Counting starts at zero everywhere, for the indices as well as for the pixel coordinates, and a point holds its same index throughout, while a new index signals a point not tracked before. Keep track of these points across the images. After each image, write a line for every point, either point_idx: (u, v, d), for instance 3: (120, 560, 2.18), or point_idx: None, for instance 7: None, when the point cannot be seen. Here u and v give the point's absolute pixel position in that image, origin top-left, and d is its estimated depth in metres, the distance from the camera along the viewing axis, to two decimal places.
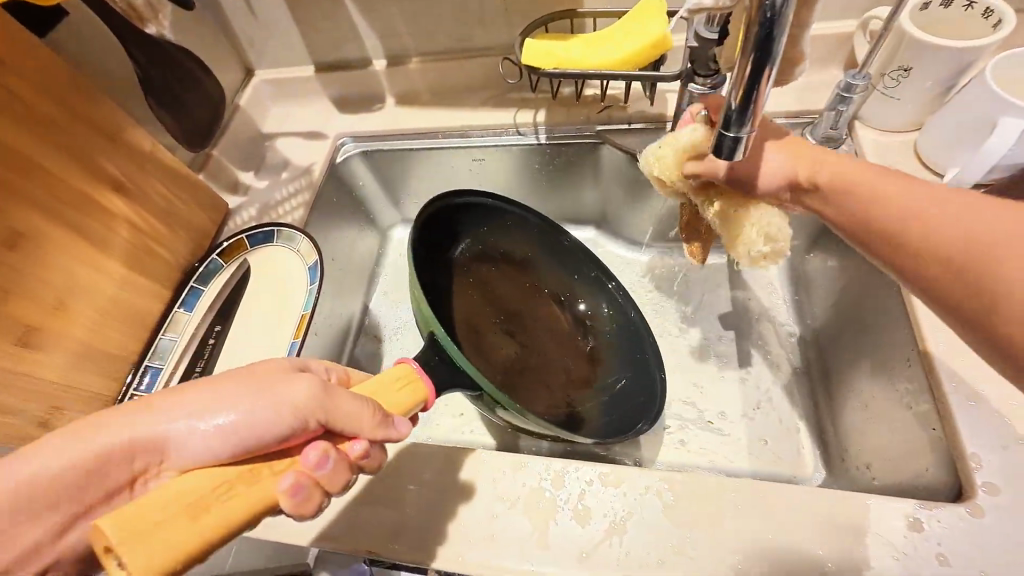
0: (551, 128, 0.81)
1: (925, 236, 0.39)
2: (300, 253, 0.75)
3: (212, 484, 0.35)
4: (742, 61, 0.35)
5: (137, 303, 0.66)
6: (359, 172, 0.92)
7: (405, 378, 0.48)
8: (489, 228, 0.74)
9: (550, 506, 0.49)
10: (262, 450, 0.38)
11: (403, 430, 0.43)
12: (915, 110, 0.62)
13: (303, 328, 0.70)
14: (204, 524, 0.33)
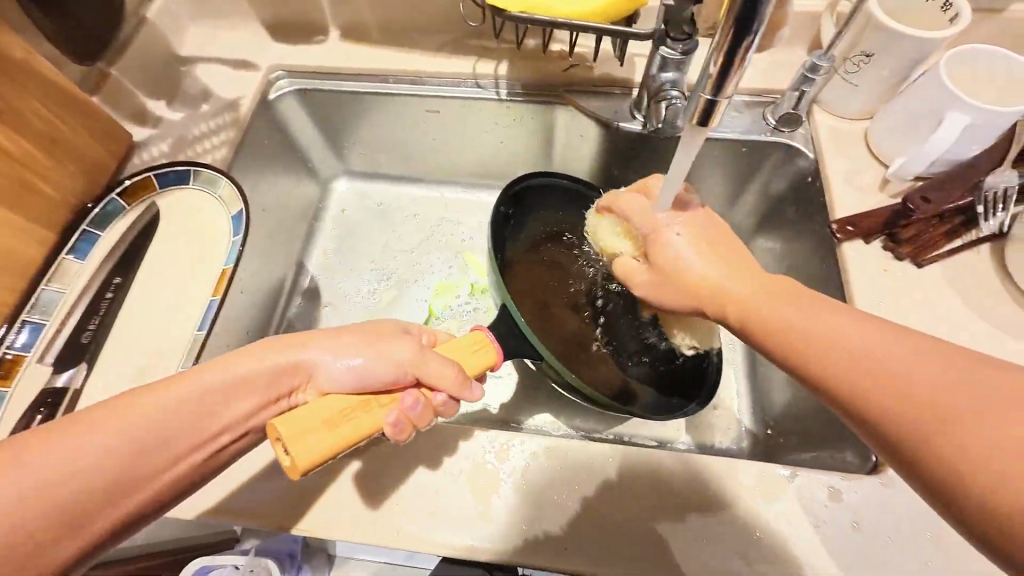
0: (512, 83, 0.75)
1: (833, 345, 0.36)
2: (223, 199, 0.66)
3: (343, 406, 0.40)
4: (726, 13, 0.32)
5: (12, 247, 0.56)
6: (295, 112, 0.82)
7: (478, 342, 0.48)
8: (558, 206, 0.72)
9: (491, 479, 0.48)
10: (375, 387, 0.42)
11: (476, 393, 0.45)
12: (870, 98, 0.63)
13: (224, 285, 0.62)
14: (339, 435, 0.38)
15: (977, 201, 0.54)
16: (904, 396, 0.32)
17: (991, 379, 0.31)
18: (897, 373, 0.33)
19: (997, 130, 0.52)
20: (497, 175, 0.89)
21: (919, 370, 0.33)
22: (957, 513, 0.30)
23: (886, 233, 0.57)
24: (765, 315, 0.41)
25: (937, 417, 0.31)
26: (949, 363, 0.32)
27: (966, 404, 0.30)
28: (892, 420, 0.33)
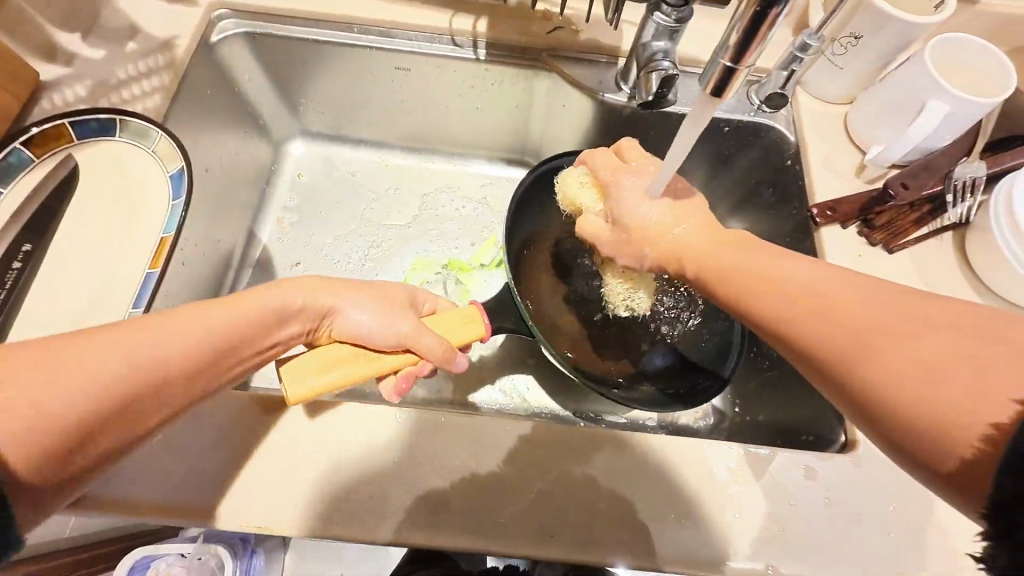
0: (492, 43, 0.69)
1: (782, 280, 0.39)
2: (158, 156, 0.57)
3: (336, 356, 0.44)
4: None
5: None
6: (244, 60, 0.72)
7: (469, 317, 0.49)
8: None
9: None
10: (369, 343, 0.45)
11: (459, 368, 0.48)
12: (852, 83, 0.63)
13: (165, 256, 0.52)
14: (328, 381, 0.43)
15: (947, 190, 0.56)
16: (841, 323, 0.35)
17: (915, 305, 0.34)
18: (838, 302, 0.36)
19: (971, 120, 0.53)
20: (470, 143, 0.83)
21: (858, 300, 0.35)
22: (913, 453, 0.31)
23: (860, 220, 0.58)
24: (725, 260, 0.43)
25: (867, 338, 0.34)
26: (884, 294, 0.35)
27: (891, 327, 0.33)
28: (829, 343, 0.35)
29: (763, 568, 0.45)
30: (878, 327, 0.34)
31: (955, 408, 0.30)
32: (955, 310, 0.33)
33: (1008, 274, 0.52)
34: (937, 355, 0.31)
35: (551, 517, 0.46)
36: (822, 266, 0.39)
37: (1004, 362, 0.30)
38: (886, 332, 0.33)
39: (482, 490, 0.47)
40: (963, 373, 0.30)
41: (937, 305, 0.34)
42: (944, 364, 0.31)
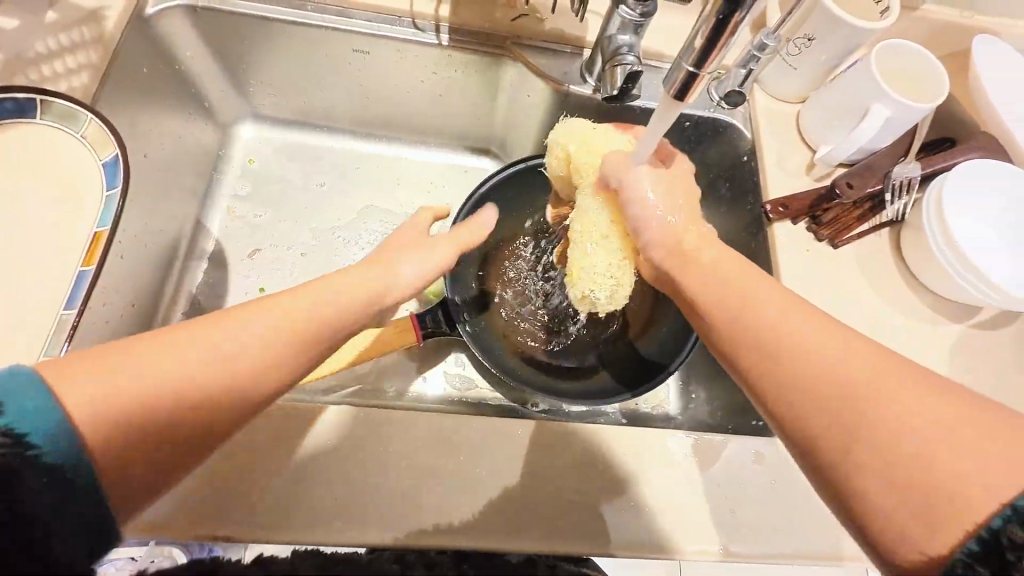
0: (455, 28, 0.67)
1: (776, 336, 0.38)
2: (87, 141, 0.51)
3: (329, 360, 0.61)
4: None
5: None
6: (184, 35, 0.66)
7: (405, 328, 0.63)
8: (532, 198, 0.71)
9: None
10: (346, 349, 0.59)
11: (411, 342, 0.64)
12: (804, 83, 0.65)
13: (99, 252, 0.47)
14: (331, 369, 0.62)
15: (887, 188, 0.60)
16: (830, 396, 0.35)
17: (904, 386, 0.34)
18: (829, 370, 0.35)
19: (910, 124, 0.57)
20: (433, 130, 0.81)
21: (849, 370, 0.35)
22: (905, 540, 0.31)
23: (810, 216, 0.61)
24: (721, 309, 0.41)
25: (851, 418, 0.34)
26: (878, 367, 0.35)
27: (879, 407, 0.33)
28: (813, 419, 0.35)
29: (715, 548, 0.47)
30: (862, 405, 0.34)
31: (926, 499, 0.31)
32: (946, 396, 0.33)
33: (936, 270, 0.57)
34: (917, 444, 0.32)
35: (515, 511, 0.47)
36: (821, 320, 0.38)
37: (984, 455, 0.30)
38: (866, 410, 0.33)
39: (447, 488, 0.47)
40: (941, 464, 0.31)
41: (918, 380, 0.34)
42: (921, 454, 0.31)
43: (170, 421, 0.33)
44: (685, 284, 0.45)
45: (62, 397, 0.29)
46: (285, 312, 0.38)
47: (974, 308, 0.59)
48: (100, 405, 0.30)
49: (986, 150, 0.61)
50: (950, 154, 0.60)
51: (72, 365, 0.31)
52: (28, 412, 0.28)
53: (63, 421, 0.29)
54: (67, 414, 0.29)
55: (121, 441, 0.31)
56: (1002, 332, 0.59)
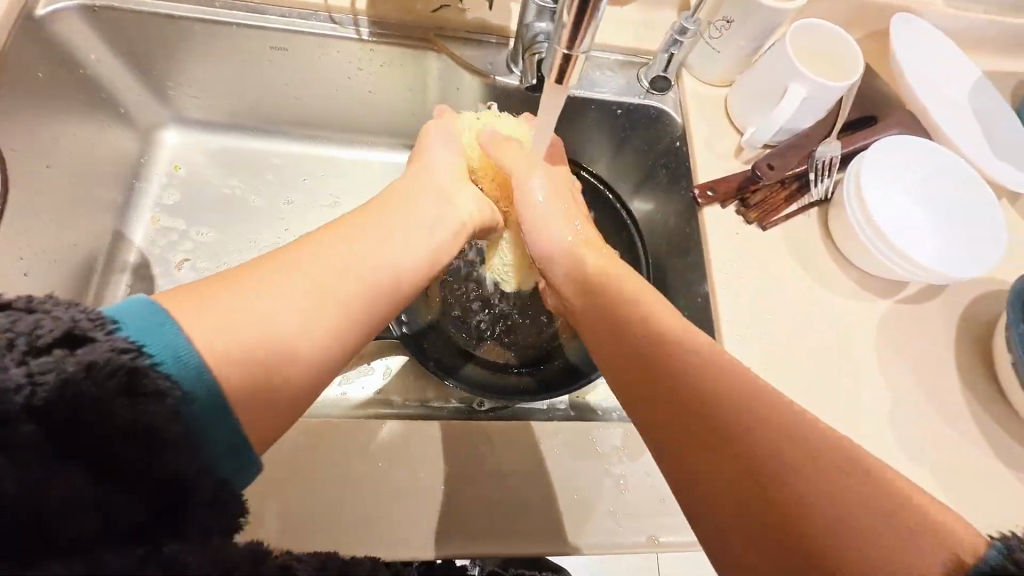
0: (374, 22, 0.65)
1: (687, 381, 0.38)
2: None
3: None
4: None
5: None
6: (86, 37, 0.63)
7: None
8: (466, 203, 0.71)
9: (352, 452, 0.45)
10: None
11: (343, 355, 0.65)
12: (729, 66, 0.65)
13: None
14: None
15: (810, 168, 0.60)
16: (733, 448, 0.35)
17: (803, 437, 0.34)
18: (737, 416, 0.36)
19: (826, 103, 0.57)
20: (364, 127, 0.79)
21: (755, 420, 0.35)
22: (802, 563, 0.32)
23: (738, 199, 0.61)
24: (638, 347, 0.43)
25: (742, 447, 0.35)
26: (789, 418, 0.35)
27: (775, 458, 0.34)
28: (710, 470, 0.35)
29: (645, 539, 0.47)
30: (756, 460, 0.34)
31: (811, 555, 0.31)
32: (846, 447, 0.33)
33: (859, 246, 0.57)
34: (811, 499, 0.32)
35: (441, 517, 0.45)
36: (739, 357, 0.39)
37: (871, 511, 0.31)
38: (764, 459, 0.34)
39: (369, 496, 0.46)
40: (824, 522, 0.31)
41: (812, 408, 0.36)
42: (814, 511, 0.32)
43: (269, 354, 0.35)
44: (615, 316, 0.45)
45: (181, 326, 0.31)
46: (340, 263, 0.41)
47: (899, 284, 0.60)
48: (217, 335, 0.33)
49: (904, 127, 0.62)
50: (871, 132, 0.61)
51: (180, 302, 0.33)
52: (151, 333, 0.30)
53: (193, 348, 0.31)
54: (191, 339, 0.31)
55: (236, 366, 0.33)
56: (927, 306, 0.60)
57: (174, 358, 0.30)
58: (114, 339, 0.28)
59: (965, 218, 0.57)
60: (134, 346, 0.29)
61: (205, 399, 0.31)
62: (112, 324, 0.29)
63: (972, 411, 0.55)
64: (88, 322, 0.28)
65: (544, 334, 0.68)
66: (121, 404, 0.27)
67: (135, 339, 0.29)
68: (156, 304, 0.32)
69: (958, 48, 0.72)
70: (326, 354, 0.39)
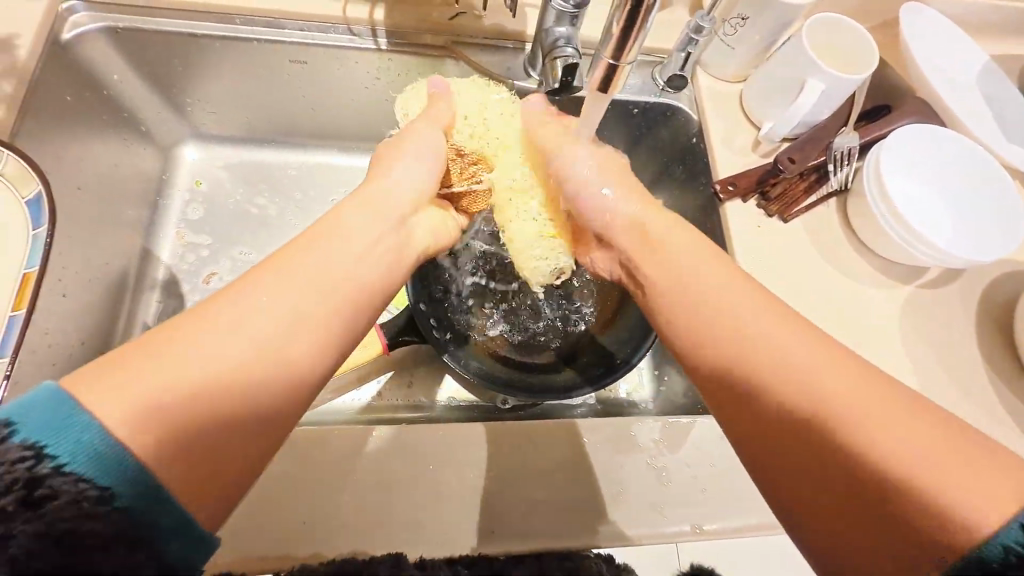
0: (392, 31, 0.66)
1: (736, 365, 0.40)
2: (4, 180, 0.47)
3: None
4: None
5: None
6: (110, 58, 0.63)
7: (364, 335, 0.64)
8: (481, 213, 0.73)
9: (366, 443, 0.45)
10: None
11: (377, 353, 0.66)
12: (744, 62, 0.66)
13: (30, 295, 0.44)
14: None
15: (829, 160, 0.61)
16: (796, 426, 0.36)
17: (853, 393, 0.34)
18: (789, 390, 0.36)
19: (843, 96, 0.58)
20: (380, 137, 0.79)
21: (808, 387, 0.36)
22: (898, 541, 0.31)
23: (758, 193, 0.62)
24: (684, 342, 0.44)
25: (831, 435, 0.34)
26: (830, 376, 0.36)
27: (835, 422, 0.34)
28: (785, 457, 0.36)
29: (688, 528, 0.48)
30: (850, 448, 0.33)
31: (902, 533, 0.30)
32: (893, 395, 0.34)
33: (880, 235, 0.59)
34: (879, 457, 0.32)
35: (490, 514, 0.47)
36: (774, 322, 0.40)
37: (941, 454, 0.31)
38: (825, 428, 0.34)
39: (418, 498, 0.47)
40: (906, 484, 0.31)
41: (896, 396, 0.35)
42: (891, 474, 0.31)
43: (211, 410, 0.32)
44: (662, 307, 0.47)
45: (87, 404, 0.29)
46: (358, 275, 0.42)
47: (919, 269, 0.62)
48: (140, 397, 0.30)
49: (920, 115, 0.63)
50: (886, 121, 0.62)
51: (89, 375, 0.31)
52: (55, 428, 0.28)
53: (103, 431, 0.28)
54: (99, 422, 0.29)
55: (154, 443, 0.30)
56: (949, 290, 0.61)
57: (82, 448, 0.28)
58: (7, 448, 0.26)
59: (970, 210, 0.58)
60: (31, 448, 0.27)
61: (125, 483, 0.28)
62: (4, 430, 0.27)
63: (996, 390, 0.57)
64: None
65: (564, 336, 0.71)
66: (21, 512, 0.26)
67: (32, 441, 0.27)
68: (57, 391, 0.29)
69: (966, 34, 0.73)
70: (275, 411, 0.35)
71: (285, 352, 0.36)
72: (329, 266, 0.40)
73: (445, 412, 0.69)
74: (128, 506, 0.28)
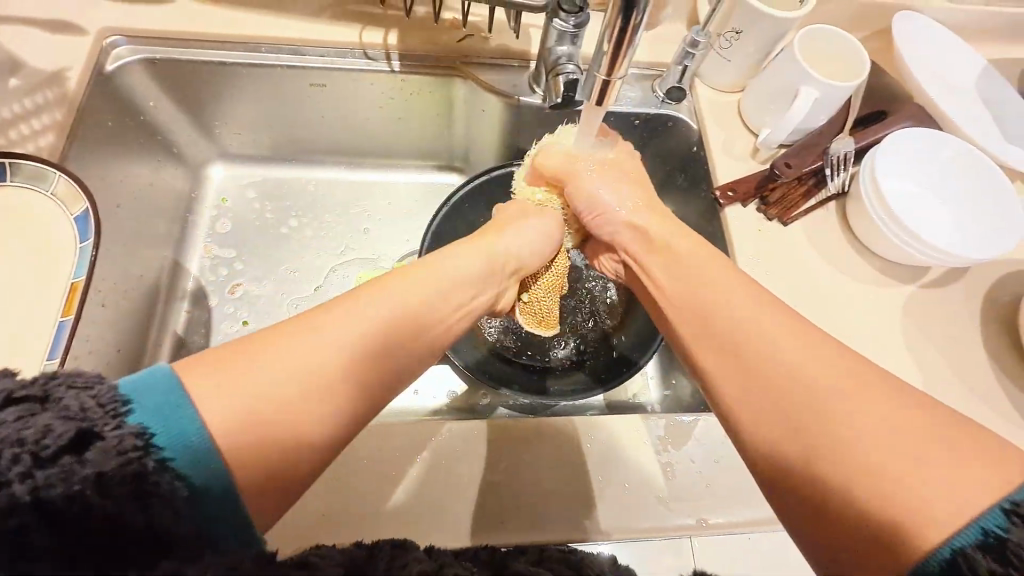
0: (405, 54, 0.70)
1: (759, 375, 0.40)
2: (58, 197, 0.52)
3: None
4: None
5: None
6: (144, 86, 0.68)
7: None
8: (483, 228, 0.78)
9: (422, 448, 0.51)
10: None
11: None
12: (740, 73, 0.68)
13: (77, 302, 0.48)
14: None
15: (827, 164, 0.63)
16: (818, 430, 0.36)
17: (873, 410, 0.35)
18: (808, 387, 0.38)
19: (838, 102, 0.60)
20: (392, 151, 0.83)
21: (824, 379, 0.38)
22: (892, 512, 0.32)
23: (758, 198, 0.64)
24: (697, 339, 0.45)
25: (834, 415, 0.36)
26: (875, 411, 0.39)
27: (852, 437, 0.34)
28: (794, 451, 0.36)
29: (694, 522, 0.49)
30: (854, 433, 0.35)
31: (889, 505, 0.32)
32: (928, 419, 0.34)
33: (880, 236, 0.60)
34: (882, 471, 0.33)
35: (502, 509, 0.49)
36: (799, 349, 0.40)
37: (974, 489, 0.30)
38: (836, 439, 0.35)
39: (431, 493, 0.49)
40: (922, 510, 0.31)
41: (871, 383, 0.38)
42: (901, 488, 0.32)
43: (258, 446, 0.33)
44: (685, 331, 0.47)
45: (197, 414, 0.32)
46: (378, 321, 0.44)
47: (922, 270, 0.62)
48: (235, 430, 0.32)
49: (914, 120, 0.64)
50: (883, 126, 0.64)
51: (197, 386, 0.33)
52: (163, 413, 0.31)
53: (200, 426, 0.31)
54: (202, 417, 0.32)
55: (242, 438, 0.33)
56: (952, 290, 0.62)
57: (181, 438, 0.31)
58: (123, 428, 0.30)
59: (968, 198, 0.60)
60: (141, 435, 0.30)
61: (208, 472, 0.31)
62: (123, 408, 0.30)
63: (1004, 388, 0.57)
64: (102, 411, 0.30)
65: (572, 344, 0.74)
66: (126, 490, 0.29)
67: (145, 425, 0.30)
68: (172, 372, 0.33)
69: (960, 41, 0.74)
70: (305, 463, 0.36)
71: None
72: (406, 298, 0.43)
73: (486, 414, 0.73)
74: (204, 486, 0.31)
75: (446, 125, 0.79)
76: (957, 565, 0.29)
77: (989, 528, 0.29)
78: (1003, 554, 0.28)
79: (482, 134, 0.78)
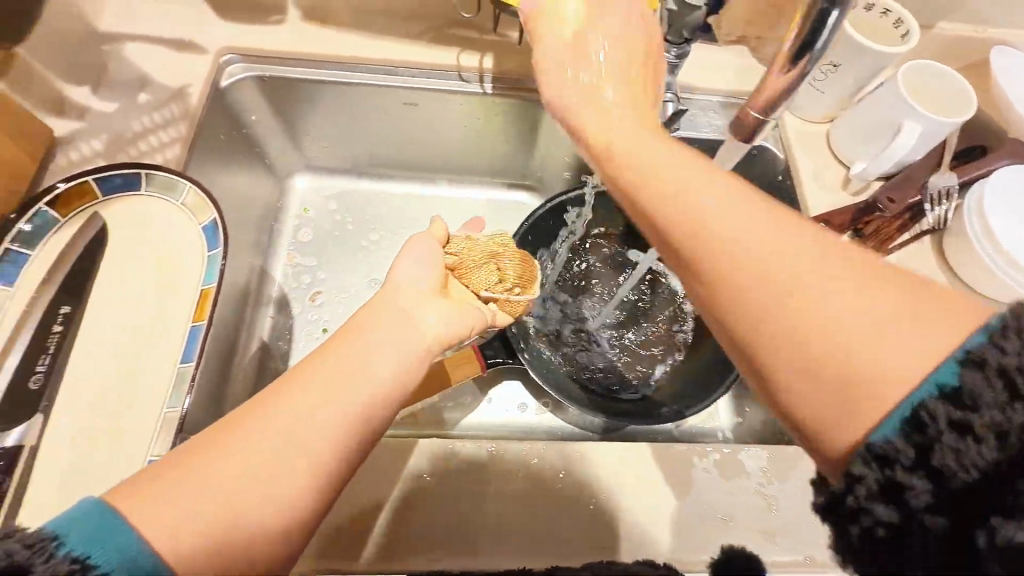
0: (498, 77, 0.72)
1: (720, 247, 0.32)
2: (187, 207, 0.55)
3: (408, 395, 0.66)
4: (801, 16, 0.37)
5: None
6: (250, 100, 0.72)
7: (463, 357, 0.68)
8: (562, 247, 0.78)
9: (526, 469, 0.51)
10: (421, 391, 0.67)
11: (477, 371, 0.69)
12: (832, 104, 0.69)
13: (210, 307, 0.51)
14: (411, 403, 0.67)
15: (925, 199, 0.61)
16: (796, 328, 0.29)
17: (853, 284, 0.29)
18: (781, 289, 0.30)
19: (941, 136, 0.60)
20: (456, 168, 0.86)
21: (793, 275, 0.30)
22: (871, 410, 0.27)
23: (851, 230, 0.64)
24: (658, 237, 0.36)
25: (809, 316, 0.29)
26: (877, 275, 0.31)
27: (811, 322, 0.29)
28: (767, 342, 0.30)
29: (801, 559, 0.49)
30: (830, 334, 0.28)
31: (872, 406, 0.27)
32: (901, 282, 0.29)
33: (984, 273, 0.59)
34: (848, 351, 0.28)
35: (605, 532, 0.49)
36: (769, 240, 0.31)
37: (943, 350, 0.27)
38: (805, 321, 0.29)
39: (536, 514, 0.49)
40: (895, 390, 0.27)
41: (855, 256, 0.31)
42: (879, 383, 0.27)
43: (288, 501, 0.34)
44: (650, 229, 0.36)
45: (140, 524, 0.29)
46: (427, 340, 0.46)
47: None
48: (207, 520, 0.31)
49: (1017, 157, 0.63)
50: (984, 162, 0.63)
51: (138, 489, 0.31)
52: (98, 538, 0.28)
53: (146, 545, 0.29)
54: (143, 535, 0.29)
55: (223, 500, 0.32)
56: None
57: (125, 559, 0.28)
58: (53, 561, 0.27)
59: None
60: (76, 561, 0.27)
61: None
62: (52, 544, 0.27)
63: None
64: (26, 552, 0.27)
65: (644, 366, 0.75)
66: None
67: (79, 553, 0.28)
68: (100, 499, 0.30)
69: None
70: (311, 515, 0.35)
71: (371, 380, 0.39)
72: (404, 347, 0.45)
73: (479, 435, 0.74)
74: None
75: (526, 146, 0.81)
76: (918, 420, 0.26)
77: (955, 377, 0.26)
78: (957, 398, 0.25)
79: (561, 156, 0.80)
